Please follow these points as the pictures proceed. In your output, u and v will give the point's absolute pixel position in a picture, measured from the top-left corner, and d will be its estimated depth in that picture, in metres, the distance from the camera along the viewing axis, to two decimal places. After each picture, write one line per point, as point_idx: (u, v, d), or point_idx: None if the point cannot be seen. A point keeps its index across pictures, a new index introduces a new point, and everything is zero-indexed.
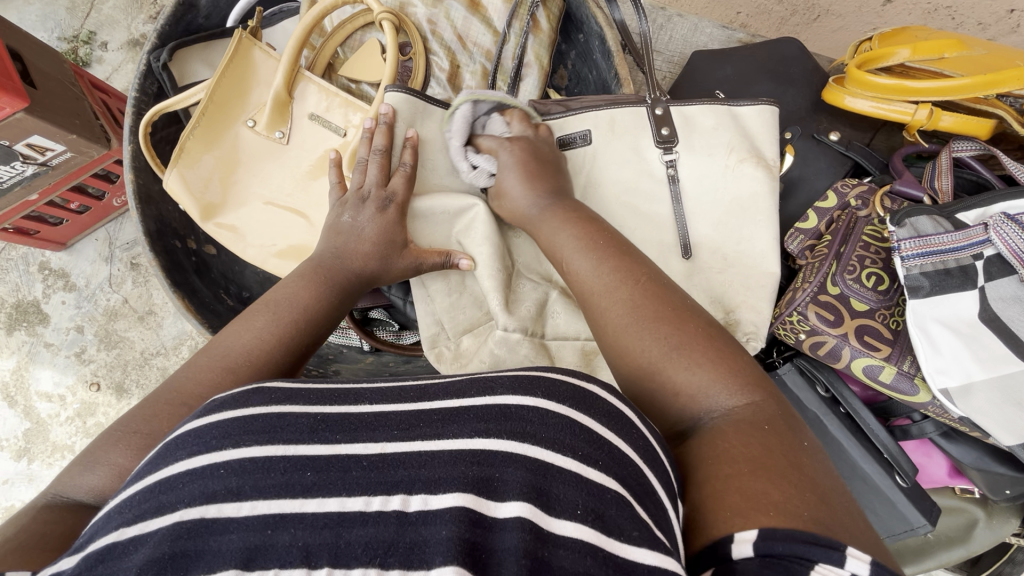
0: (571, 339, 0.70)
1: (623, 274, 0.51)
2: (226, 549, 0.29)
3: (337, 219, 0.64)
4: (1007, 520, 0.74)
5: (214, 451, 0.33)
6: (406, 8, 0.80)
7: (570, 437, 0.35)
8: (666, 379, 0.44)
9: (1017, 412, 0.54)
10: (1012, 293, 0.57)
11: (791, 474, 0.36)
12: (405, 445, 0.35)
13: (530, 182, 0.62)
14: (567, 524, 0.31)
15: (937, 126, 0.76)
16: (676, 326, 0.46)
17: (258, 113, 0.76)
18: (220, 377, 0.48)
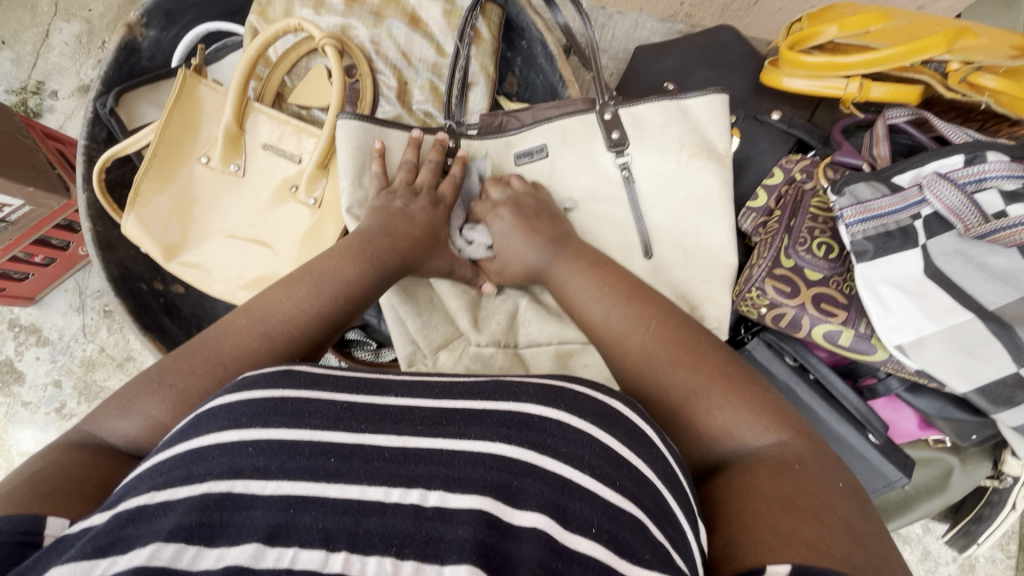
0: (544, 344, 0.72)
1: (640, 316, 0.53)
2: (250, 524, 0.31)
3: (387, 204, 0.65)
4: (980, 464, 0.77)
5: (241, 428, 0.36)
6: (348, 30, 0.81)
7: (588, 454, 0.36)
8: (690, 420, 0.46)
9: (969, 360, 0.56)
10: (952, 247, 0.60)
11: (817, 511, 0.37)
12: (428, 440, 0.36)
13: (532, 235, 0.66)
14: (581, 540, 0.32)
15: (868, 97, 0.79)
16: (696, 367, 0.48)
17: (211, 148, 0.76)
18: (256, 343, 0.49)
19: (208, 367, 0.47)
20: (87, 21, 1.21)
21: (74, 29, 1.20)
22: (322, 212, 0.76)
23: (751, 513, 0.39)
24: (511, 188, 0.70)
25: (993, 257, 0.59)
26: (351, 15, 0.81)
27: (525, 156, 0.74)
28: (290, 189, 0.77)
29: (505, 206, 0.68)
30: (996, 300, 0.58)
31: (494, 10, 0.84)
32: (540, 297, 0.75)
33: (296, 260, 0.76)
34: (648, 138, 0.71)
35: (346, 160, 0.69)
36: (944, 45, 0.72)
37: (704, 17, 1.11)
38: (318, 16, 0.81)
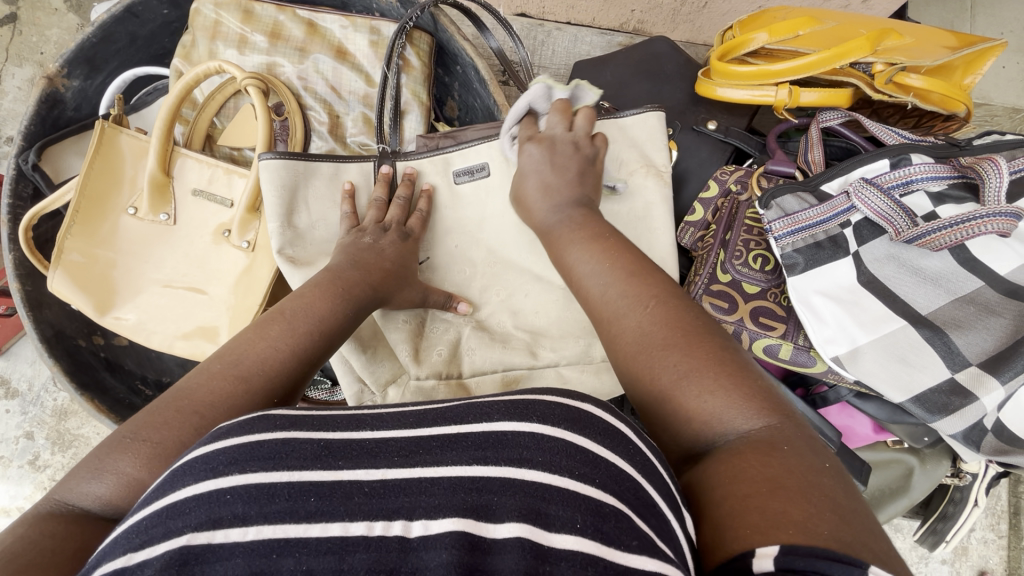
0: (490, 372, 0.70)
1: (637, 293, 0.48)
2: (231, 573, 0.28)
3: (356, 241, 0.62)
4: (940, 462, 0.75)
5: (220, 477, 0.33)
6: (274, 68, 0.80)
7: (564, 458, 0.34)
8: (679, 404, 0.41)
9: (903, 368, 0.55)
10: (884, 252, 0.60)
11: (810, 494, 0.34)
12: (405, 471, 0.34)
13: (548, 196, 0.60)
14: (565, 539, 0.30)
15: (800, 102, 0.78)
16: (690, 349, 0.43)
17: (139, 198, 0.74)
18: (232, 387, 0.44)
19: (184, 416, 0.41)
20: (40, 64, 1.17)
21: (27, 72, 1.16)
22: (258, 254, 0.74)
23: (737, 496, 0.35)
24: (564, 129, 0.62)
25: (924, 260, 0.59)
26: (275, 52, 0.79)
27: (465, 175, 0.70)
28: (223, 234, 0.74)
29: (542, 143, 0.62)
30: (930, 304, 0.57)
31: (423, 37, 0.83)
32: (484, 321, 0.72)
33: (235, 304, 0.75)
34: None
35: (273, 201, 0.65)
36: (869, 46, 0.72)
37: (654, 24, 1.10)
38: (242, 56, 0.80)
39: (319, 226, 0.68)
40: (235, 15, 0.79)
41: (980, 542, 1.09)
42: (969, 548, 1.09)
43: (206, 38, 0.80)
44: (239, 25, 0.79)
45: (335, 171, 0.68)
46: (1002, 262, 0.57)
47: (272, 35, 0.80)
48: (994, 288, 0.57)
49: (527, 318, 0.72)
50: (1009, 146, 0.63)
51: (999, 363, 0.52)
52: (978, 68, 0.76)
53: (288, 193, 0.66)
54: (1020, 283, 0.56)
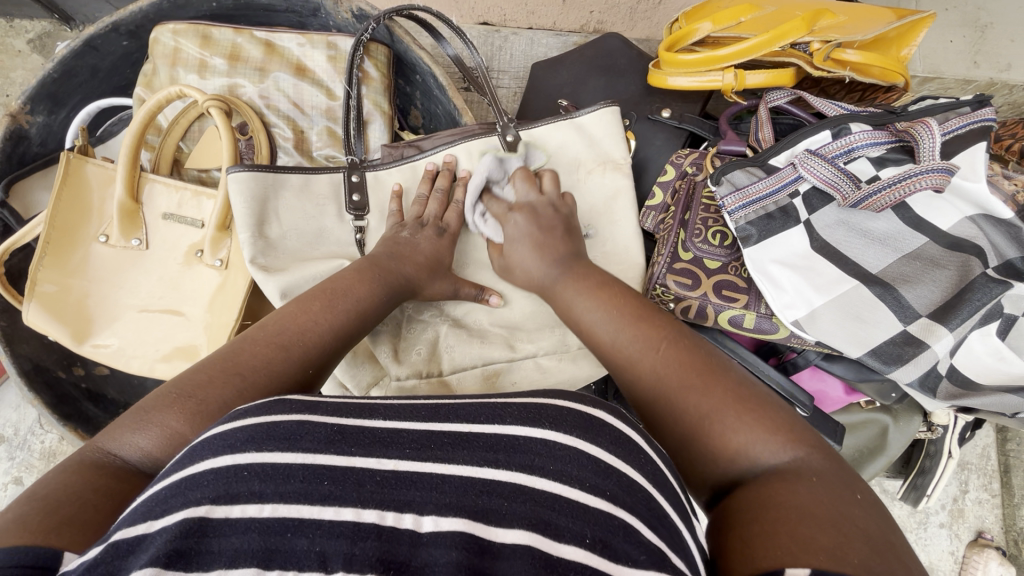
0: (470, 368, 0.72)
1: (649, 338, 0.51)
2: (243, 548, 0.30)
3: (396, 235, 0.66)
4: (912, 419, 0.78)
5: (236, 453, 0.35)
6: (236, 89, 0.81)
7: (577, 469, 0.36)
8: (707, 442, 0.43)
9: (858, 326, 0.58)
10: (834, 219, 0.63)
11: (840, 523, 0.35)
12: (417, 465, 0.36)
13: (542, 252, 0.63)
14: (570, 548, 0.32)
15: (746, 85, 0.82)
16: (709, 389, 0.45)
17: (110, 226, 0.75)
18: (272, 355, 0.48)
19: (226, 377, 0.45)
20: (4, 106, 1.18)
21: None
22: (230, 272, 0.75)
23: (764, 527, 0.36)
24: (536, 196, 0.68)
25: (873, 223, 0.61)
26: (235, 73, 0.81)
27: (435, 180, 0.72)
28: (196, 254, 0.76)
29: (522, 210, 0.66)
30: (879, 264, 0.60)
31: (380, 48, 0.85)
32: (460, 319, 0.73)
33: (212, 324, 0.75)
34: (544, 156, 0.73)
35: (243, 212, 0.67)
36: (805, 27, 0.75)
37: (613, 24, 1.15)
38: (204, 80, 0.81)
39: (290, 235, 0.70)
40: (193, 40, 0.81)
41: (975, 503, 1.12)
42: (965, 510, 1.12)
43: (167, 65, 0.81)
44: (198, 50, 0.81)
45: (303, 181, 0.70)
46: (943, 218, 0.60)
47: (231, 57, 0.81)
48: (937, 242, 0.60)
49: (502, 314, 0.73)
50: (943, 109, 0.66)
51: (946, 312, 0.56)
52: (911, 40, 0.81)
53: (257, 206, 0.68)
54: (961, 235, 0.60)
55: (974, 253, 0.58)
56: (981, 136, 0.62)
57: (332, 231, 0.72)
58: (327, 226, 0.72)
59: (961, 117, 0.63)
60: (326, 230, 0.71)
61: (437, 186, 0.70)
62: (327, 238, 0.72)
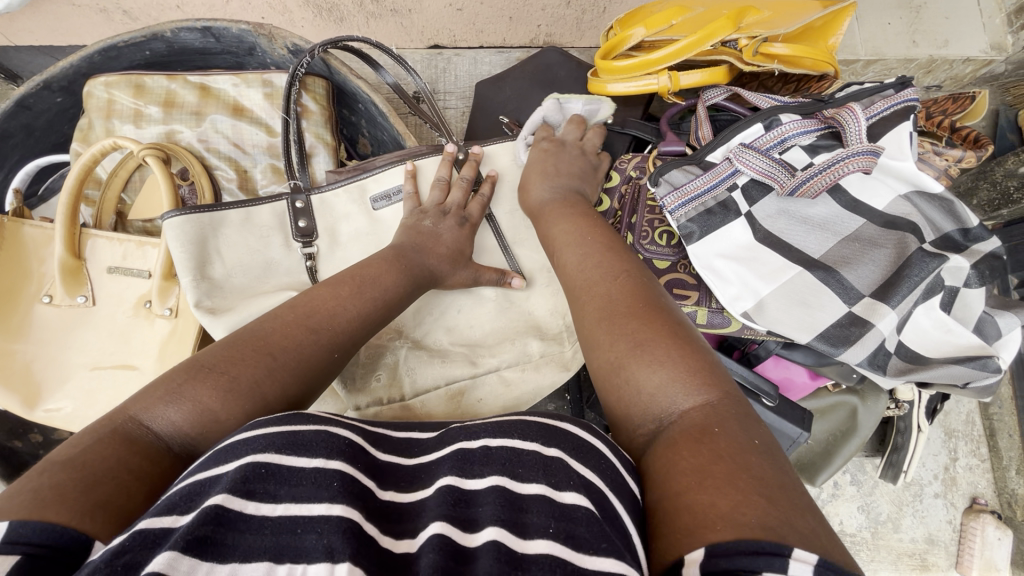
0: (432, 389, 0.71)
1: (610, 269, 0.53)
2: (252, 545, 0.30)
3: (419, 222, 0.69)
4: (879, 396, 0.79)
5: (261, 452, 0.35)
6: (174, 135, 0.81)
7: (543, 473, 0.36)
8: (629, 375, 0.44)
9: (805, 310, 0.59)
10: (775, 208, 0.63)
11: (736, 477, 0.35)
12: (411, 495, 0.37)
13: (546, 176, 0.68)
14: (539, 543, 0.31)
15: (681, 86, 0.83)
16: (645, 323, 0.46)
17: (53, 285, 0.73)
18: (303, 337, 0.51)
19: (258, 356, 0.47)
20: None
21: None
22: (180, 319, 0.74)
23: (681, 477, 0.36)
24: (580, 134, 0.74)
25: (812, 208, 0.62)
26: (172, 120, 0.80)
27: (382, 200, 0.76)
28: (146, 306, 0.74)
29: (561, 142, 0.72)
30: (820, 249, 0.61)
31: (318, 81, 0.85)
32: (419, 340, 0.73)
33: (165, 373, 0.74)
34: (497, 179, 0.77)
35: (182, 257, 0.68)
36: (731, 24, 0.78)
37: (561, 35, 1.17)
38: (140, 130, 0.80)
39: (235, 273, 0.72)
40: (126, 90, 0.80)
41: (966, 470, 1.14)
42: (957, 478, 1.13)
43: (102, 118, 0.80)
44: (132, 100, 0.80)
45: (245, 216, 0.72)
46: (878, 198, 0.62)
47: (166, 104, 0.80)
48: (875, 222, 0.61)
49: (460, 332, 0.74)
50: (867, 94, 0.68)
51: (887, 290, 0.57)
52: (836, 29, 0.83)
53: (195, 247, 0.69)
54: (896, 213, 0.61)
55: (908, 230, 0.59)
56: (905, 116, 0.64)
57: (280, 261, 0.74)
58: (274, 257, 0.74)
59: (884, 101, 0.65)
60: (273, 261, 0.74)
61: (464, 173, 0.74)
62: (276, 270, 0.74)
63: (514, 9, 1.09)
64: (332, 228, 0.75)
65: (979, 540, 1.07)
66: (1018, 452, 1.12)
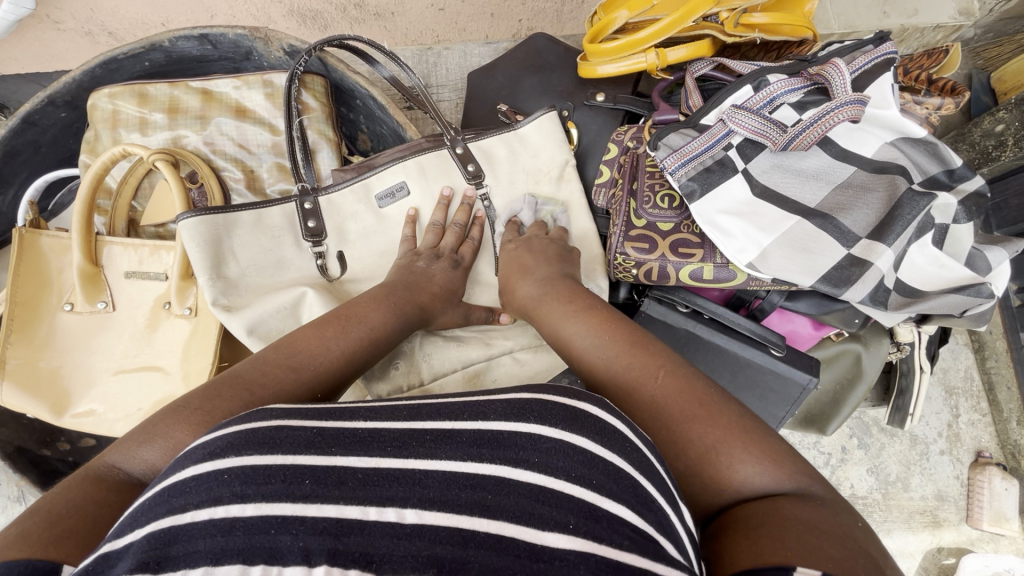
0: (451, 372, 0.74)
1: (645, 368, 0.51)
2: (196, 551, 0.33)
3: (412, 264, 0.72)
4: (881, 341, 0.81)
5: (217, 458, 0.37)
6: (180, 140, 0.83)
7: (562, 459, 0.39)
8: (715, 470, 0.44)
9: (804, 255, 0.62)
10: (770, 164, 0.66)
11: (846, 541, 0.37)
12: (399, 461, 0.38)
13: (527, 276, 0.69)
14: (559, 536, 0.34)
15: (669, 62, 0.86)
16: (713, 420, 0.46)
17: (73, 293, 0.75)
18: (284, 375, 0.53)
19: (235, 391, 0.49)
20: None
21: None
22: (201, 317, 0.76)
23: (771, 536, 0.37)
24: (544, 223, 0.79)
25: (804, 161, 0.66)
26: (178, 125, 0.82)
27: (387, 198, 0.80)
28: (164, 307, 0.76)
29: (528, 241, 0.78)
30: (816, 198, 0.64)
31: (316, 79, 0.87)
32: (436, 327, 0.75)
33: (188, 372, 0.75)
34: (498, 169, 0.83)
35: (198, 257, 0.70)
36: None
37: (544, 26, 1.20)
38: (147, 137, 0.82)
39: (250, 270, 0.74)
40: (130, 100, 0.82)
41: (969, 425, 1.18)
42: (961, 434, 1.17)
43: (108, 128, 0.82)
44: (136, 109, 0.82)
45: (257, 217, 0.74)
46: (867, 147, 0.66)
47: (170, 111, 0.82)
48: (864, 169, 0.65)
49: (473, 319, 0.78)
50: (849, 51, 0.71)
51: (882, 229, 0.60)
52: None
53: (210, 247, 0.71)
54: (884, 159, 0.65)
55: (897, 172, 0.63)
56: (886, 68, 0.67)
57: (292, 259, 0.77)
58: (287, 255, 0.77)
59: (865, 55, 0.68)
60: (285, 260, 0.76)
61: (455, 220, 0.79)
62: (288, 267, 0.77)
63: (495, 6, 1.11)
64: (339, 226, 0.78)
65: (987, 493, 1.10)
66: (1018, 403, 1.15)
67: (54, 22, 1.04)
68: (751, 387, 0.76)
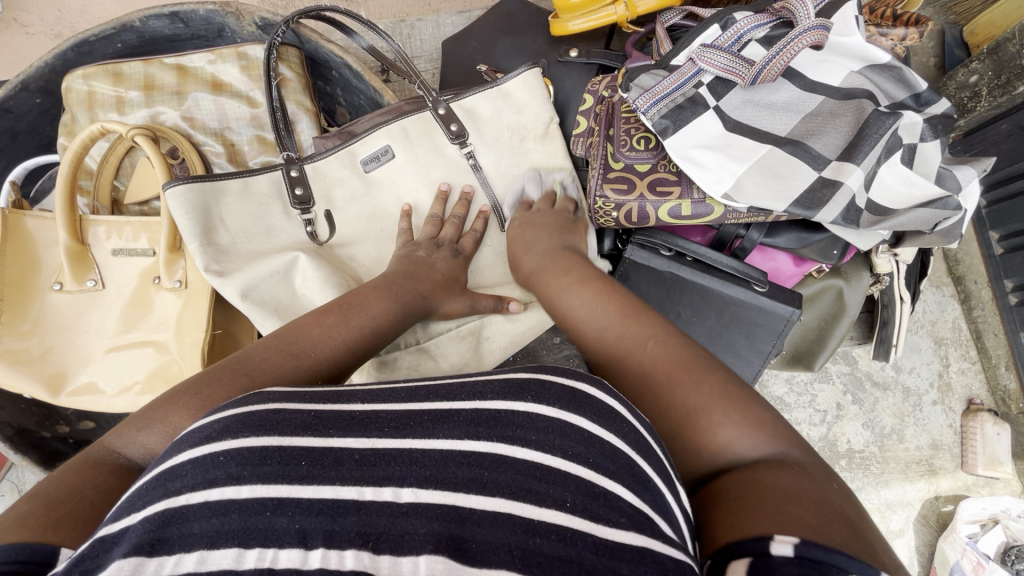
0: (445, 332, 0.80)
1: (636, 335, 0.53)
2: (197, 531, 0.33)
3: (412, 253, 0.75)
4: (861, 276, 0.83)
5: (213, 441, 0.37)
6: (158, 117, 0.83)
7: (561, 439, 0.39)
8: (699, 429, 0.45)
9: (779, 181, 0.63)
10: (741, 100, 0.68)
11: (822, 507, 0.38)
12: (396, 441, 0.40)
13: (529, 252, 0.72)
14: (557, 514, 0.36)
15: (637, 13, 0.87)
16: (698, 384, 0.47)
17: (61, 273, 0.75)
18: (284, 359, 0.54)
19: (236, 378, 0.50)
20: None
21: None
22: (191, 290, 0.76)
23: (754, 508, 0.38)
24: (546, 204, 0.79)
25: (774, 95, 0.67)
26: (155, 102, 0.83)
27: (372, 162, 0.80)
28: (153, 281, 0.76)
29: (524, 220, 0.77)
30: (786, 127, 0.66)
31: (291, 50, 0.88)
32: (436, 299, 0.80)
33: (183, 344, 0.76)
34: (481, 126, 0.83)
35: (188, 224, 0.71)
36: None
37: None
38: (124, 116, 0.82)
39: (240, 238, 0.75)
40: (104, 79, 0.82)
41: (959, 373, 1.19)
42: (953, 383, 1.19)
43: (84, 110, 0.82)
44: (112, 88, 0.82)
45: (243, 185, 0.75)
46: (833, 76, 0.67)
47: (146, 88, 0.83)
48: (832, 97, 0.66)
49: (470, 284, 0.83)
50: None
51: (851, 149, 0.61)
52: None
53: (201, 215, 0.72)
54: (853, 86, 0.66)
55: (864, 97, 0.65)
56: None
57: (280, 227, 0.78)
58: (275, 223, 0.77)
59: None
60: (273, 228, 0.77)
61: (455, 214, 0.80)
62: (278, 234, 0.78)
63: None
64: (326, 193, 0.79)
65: (980, 438, 1.13)
66: (1005, 350, 1.16)
67: (23, 25, 1.08)
68: (737, 324, 0.78)
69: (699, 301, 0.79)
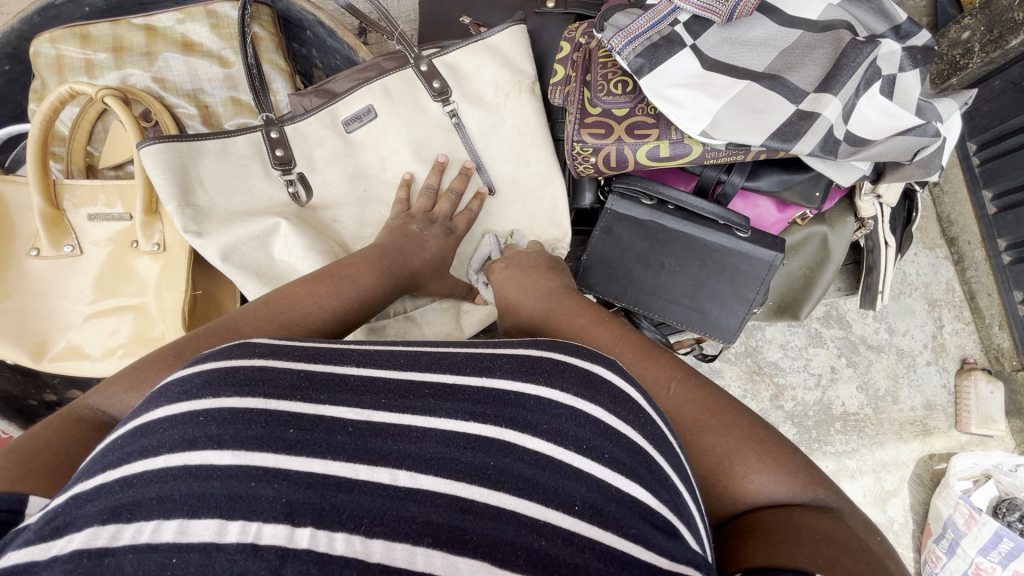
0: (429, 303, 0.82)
1: (656, 376, 0.51)
2: (181, 498, 0.31)
3: (406, 227, 0.73)
4: (845, 221, 0.83)
5: (193, 399, 0.35)
6: (128, 80, 0.82)
7: (575, 428, 0.38)
8: (727, 473, 0.45)
9: (754, 115, 0.63)
10: (719, 39, 0.66)
11: (855, 548, 0.39)
12: (394, 415, 0.37)
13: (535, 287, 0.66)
14: (567, 517, 0.34)
15: None
16: (722, 427, 0.47)
17: (38, 239, 0.75)
18: (277, 330, 0.53)
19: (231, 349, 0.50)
20: None
21: None
22: (169, 252, 0.75)
23: (786, 542, 0.38)
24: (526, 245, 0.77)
25: (752, 31, 0.66)
26: (124, 64, 0.81)
27: (354, 122, 0.78)
28: (131, 245, 0.76)
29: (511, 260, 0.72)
30: (763, 63, 0.65)
31: (262, 9, 0.86)
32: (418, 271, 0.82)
33: (165, 307, 0.76)
34: (464, 83, 0.81)
35: (164, 183, 0.70)
36: None
37: None
38: (94, 79, 0.81)
39: (220, 199, 0.74)
40: (72, 42, 0.80)
41: (953, 335, 1.19)
42: (946, 344, 1.18)
43: (54, 74, 0.81)
44: (80, 51, 0.80)
45: (221, 145, 0.73)
46: (811, 10, 0.67)
47: (115, 50, 0.81)
48: (812, 30, 0.66)
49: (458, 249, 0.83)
50: None
51: (828, 81, 0.61)
52: None
53: (177, 174, 0.71)
54: (831, 18, 0.66)
55: (843, 28, 0.64)
56: None
57: (261, 188, 0.77)
58: (255, 184, 0.76)
59: None
60: (253, 189, 0.76)
61: (453, 188, 0.79)
62: (258, 196, 0.77)
63: None
64: (307, 154, 0.78)
65: (973, 396, 1.14)
66: (999, 309, 1.16)
67: None
68: (720, 271, 0.78)
69: (683, 251, 0.79)
